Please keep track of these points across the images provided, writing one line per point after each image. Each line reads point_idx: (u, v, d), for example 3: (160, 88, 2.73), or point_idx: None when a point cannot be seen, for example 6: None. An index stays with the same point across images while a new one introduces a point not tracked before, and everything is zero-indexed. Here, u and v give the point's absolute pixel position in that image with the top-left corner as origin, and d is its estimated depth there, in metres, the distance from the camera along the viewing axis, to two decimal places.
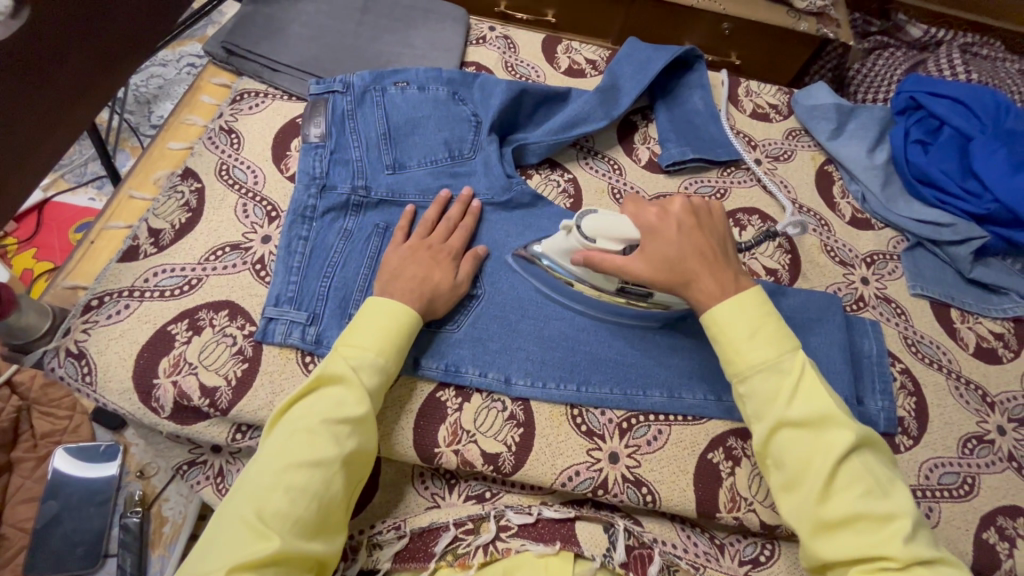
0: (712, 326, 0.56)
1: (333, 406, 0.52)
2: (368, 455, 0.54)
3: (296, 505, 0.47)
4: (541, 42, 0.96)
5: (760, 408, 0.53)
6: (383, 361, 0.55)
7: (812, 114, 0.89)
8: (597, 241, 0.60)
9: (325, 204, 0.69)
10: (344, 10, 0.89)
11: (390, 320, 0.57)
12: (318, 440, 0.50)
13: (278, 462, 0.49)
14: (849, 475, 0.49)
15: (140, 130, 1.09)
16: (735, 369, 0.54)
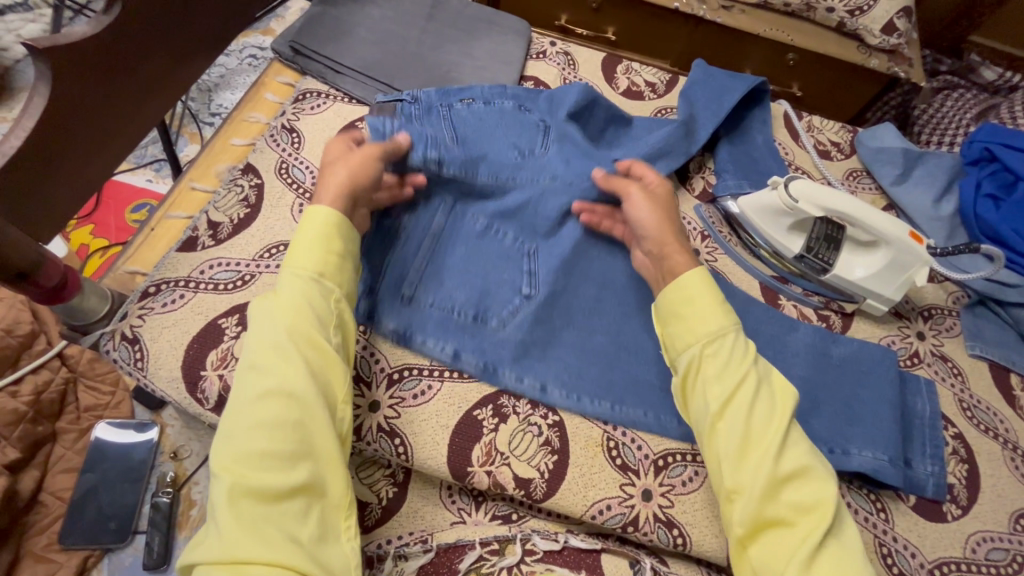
0: (675, 294, 0.59)
1: (274, 336, 0.53)
2: (331, 379, 0.53)
3: (261, 433, 0.48)
4: (601, 61, 0.95)
5: (722, 369, 0.55)
6: (311, 279, 0.55)
7: (877, 156, 0.86)
8: (800, 203, 0.68)
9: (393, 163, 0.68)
10: (410, 17, 0.90)
11: (308, 240, 0.57)
12: (267, 368, 0.51)
13: (241, 401, 0.50)
14: (795, 446, 0.52)
15: (200, 117, 1.11)
16: (697, 334, 0.57)
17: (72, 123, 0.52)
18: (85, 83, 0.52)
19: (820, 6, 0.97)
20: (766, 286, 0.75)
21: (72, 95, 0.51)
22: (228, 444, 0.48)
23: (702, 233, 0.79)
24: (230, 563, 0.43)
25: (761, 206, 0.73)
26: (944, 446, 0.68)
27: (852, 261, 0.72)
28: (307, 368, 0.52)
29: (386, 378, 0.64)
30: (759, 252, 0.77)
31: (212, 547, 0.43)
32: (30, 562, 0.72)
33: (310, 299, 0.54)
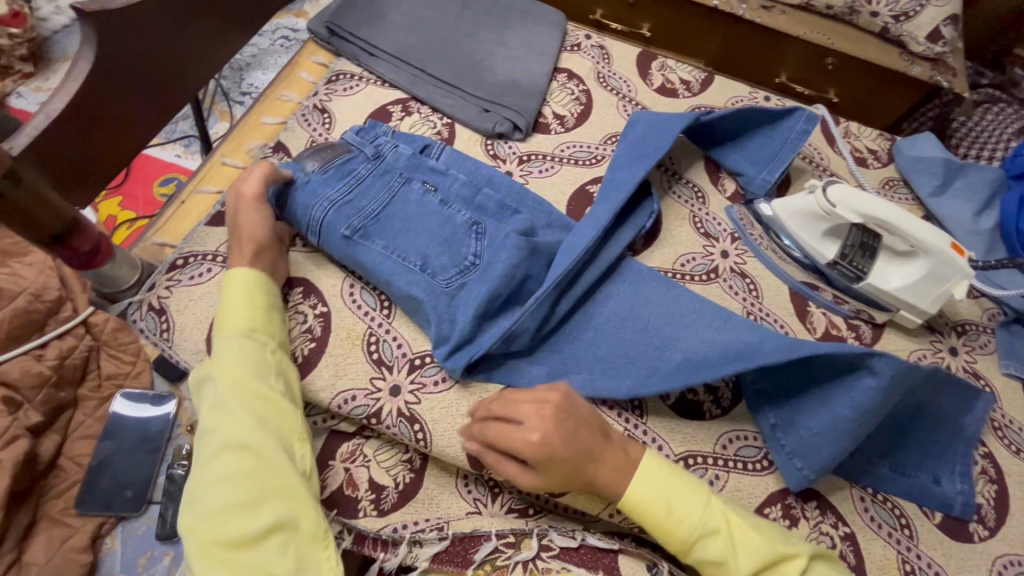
0: (609, 497, 0.53)
1: (215, 405, 0.52)
2: (273, 412, 0.53)
3: (216, 488, 0.48)
4: (636, 56, 0.94)
5: (659, 517, 0.52)
6: (244, 336, 0.56)
7: (916, 166, 0.84)
8: (838, 208, 0.67)
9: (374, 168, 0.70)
10: (446, 3, 0.89)
11: (236, 310, 0.57)
12: (209, 425, 0.51)
13: (196, 473, 0.50)
14: (752, 540, 0.51)
15: (230, 96, 1.12)
16: (625, 501, 0.53)
17: (114, 89, 0.52)
18: (127, 49, 0.52)
19: (863, 10, 0.96)
20: (795, 292, 0.74)
21: (116, 61, 0.51)
22: (194, 503, 0.49)
23: (732, 235, 0.77)
24: None
25: (798, 209, 0.72)
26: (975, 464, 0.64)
27: (888, 269, 0.70)
28: (252, 416, 0.51)
29: (408, 362, 0.64)
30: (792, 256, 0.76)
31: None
32: (45, 525, 0.72)
33: (249, 352, 0.55)
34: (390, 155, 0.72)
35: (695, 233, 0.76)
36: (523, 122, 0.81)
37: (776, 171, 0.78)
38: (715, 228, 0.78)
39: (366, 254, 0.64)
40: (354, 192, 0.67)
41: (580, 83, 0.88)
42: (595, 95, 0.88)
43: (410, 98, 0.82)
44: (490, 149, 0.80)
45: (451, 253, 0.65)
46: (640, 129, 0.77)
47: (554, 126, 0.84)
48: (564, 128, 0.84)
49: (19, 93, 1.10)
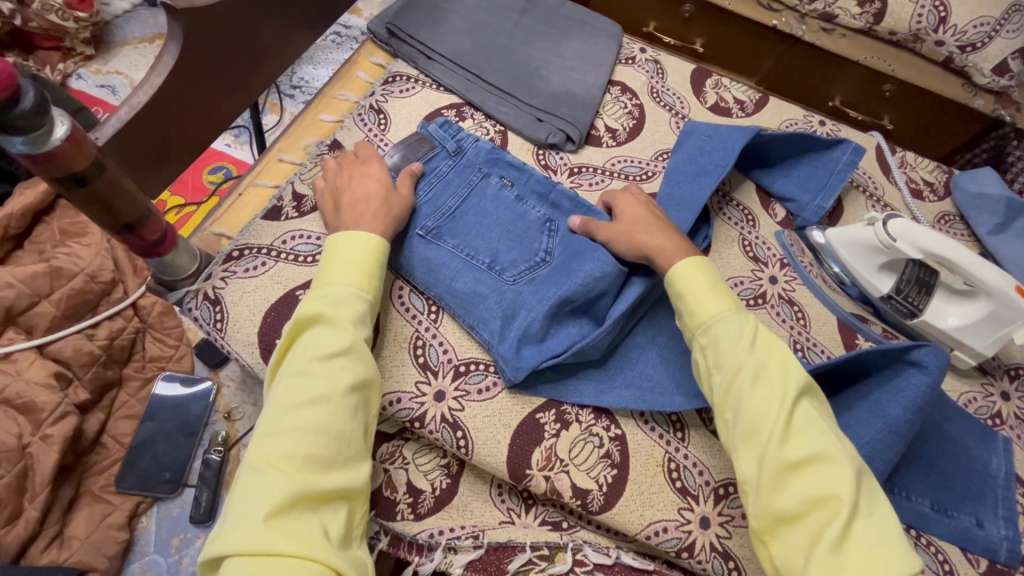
0: (673, 283, 0.58)
1: (318, 345, 0.52)
2: (371, 377, 0.54)
3: (299, 432, 0.47)
4: (691, 73, 0.93)
5: (720, 358, 0.53)
6: (357, 292, 0.56)
7: (975, 202, 0.82)
8: (898, 242, 0.66)
9: (454, 169, 0.72)
10: (504, 9, 0.89)
11: (347, 261, 0.57)
12: (305, 367, 0.50)
13: (274, 410, 0.49)
14: (804, 421, 0.49)
15: (280, 88, 1.14)
16: (695, 318, 0.55)
17: (193, 83, 0.53)
18: (208, 45, 0.53)
19: (928, 38, 0.92)
20: (845, 323, 0.72)
21: (197, 56, 0.52)
22: (265, 439, 0.47)
23: (781, 260, 0.76)
24: (260, 556, 0.41)
25: (854, 240, 0.71)
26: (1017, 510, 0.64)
27: (944, 308, 0.69)
28: (349, 378, 0.51)
29: (451, 369, 0.64)
30: (845, 287, 0.75)
31: (237, 541, 0.41)
32: (87, 500, 0.74)
33: (362, 319, 0.55)
34: (469, 150, 0.74)
35: (743, 257, 0.76)
36: (576, 134, 0.80)
37: (830, 199, 0.77)
38: (764, 252, 0.77)
39: (431, 252, 0.66)
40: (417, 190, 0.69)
41: (633, 97, 0.88)
42: (647, 110, 0.87)
43: (464, 103, 0.83)
44: (541, 158, 0.80)
45: (516, 256, 0.67)
46: (698, 141, 0.76)
47: (605, 139, 0.83)
48: (616, 141, 0.83)
49: (80, 75, 1.13)
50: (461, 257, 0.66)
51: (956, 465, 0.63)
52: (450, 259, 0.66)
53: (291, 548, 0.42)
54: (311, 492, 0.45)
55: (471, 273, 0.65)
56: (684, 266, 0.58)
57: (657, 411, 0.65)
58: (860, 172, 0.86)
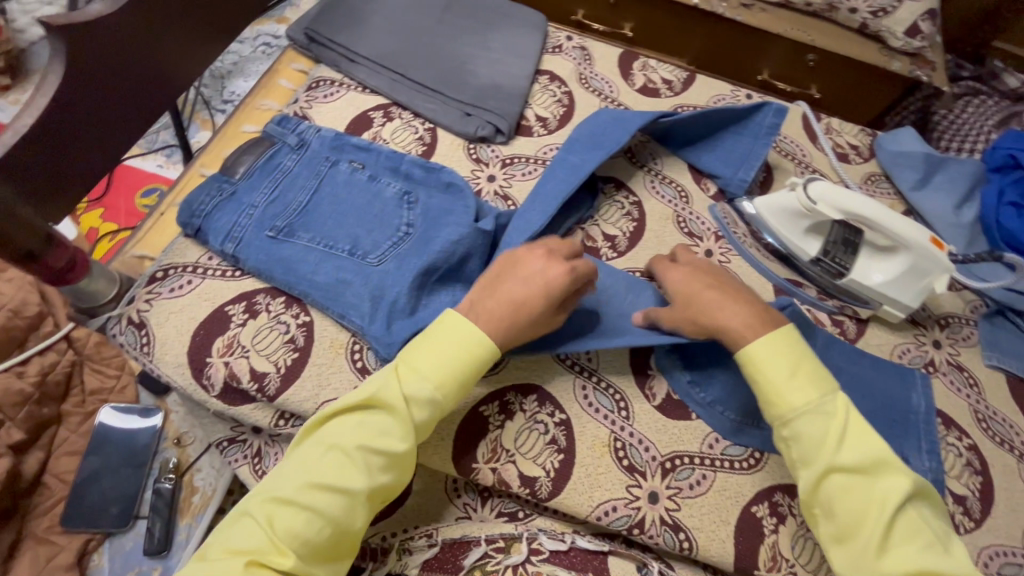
0: (746, 363, 0.54)
1: (372, 433, 0.50)
2: (399, 485, 0.53)
3: (312, 515, 0.48)
4: (618, 57, 0.94)
5: (807, 454, 0.51)
6: (433, 397, 0.51)
7: (897, 160, 0.85)
8: (818, 204, 0.67)
9: (302, 164, 0.72)
10: (425, 6, 0.89)
11: (442, 353, 0.52)
12: (348, 453, 0.50)
13: (298, 477, 0.49)
14: (906, 527, 0.48)
15: (212, 104, 1.11)
16: (776, 409, 0.52)
17: (86, 104, 0.52)
18: (99, 64, 0.52)
19: (842, 6, 0.97)
20: (782, 289, 0.74)
21: (86, 75, 0.51)
22: (277, 505, 0.48)
23: (716, 234, 0.77)
24: None
25: (780, 207, 0.73)
26: (950, 453, 0.66)
27: (869, 265, 0.71)
28: (372, 475, 0.50)
29: None
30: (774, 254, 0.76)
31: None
32: (31, 544, 0.72)
33: (428, 424, 0.52)
34: (312, 141, 0.74)
35: (679, 233, 0.77)
36: (505, 126, 0.80)
37: (751, 170, 0.79)
38: (699, 226, 0.78)
39: (294, 250, 0.65)
40: (281, 187, 0.69)
41: (562, 84, 0.88)
42: (577, 96, 0.88)
43: (391, 104, 0.82)
44: (473, 153, 0.80)
45: (378, 241, 0.68)
46: (602, 121, 0.76)
47: (536, 129, 0.84)
48: (547, 130, 0.84)
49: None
50: (382, 257, 0.66)
51: (874, 406, 0.64)
52: (347, 254, 0.66)
53: None
54: None
55: (390, 270, 0.64)
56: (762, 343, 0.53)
57: (601, 391, 0.65)
58: (787, 141, 0.88)
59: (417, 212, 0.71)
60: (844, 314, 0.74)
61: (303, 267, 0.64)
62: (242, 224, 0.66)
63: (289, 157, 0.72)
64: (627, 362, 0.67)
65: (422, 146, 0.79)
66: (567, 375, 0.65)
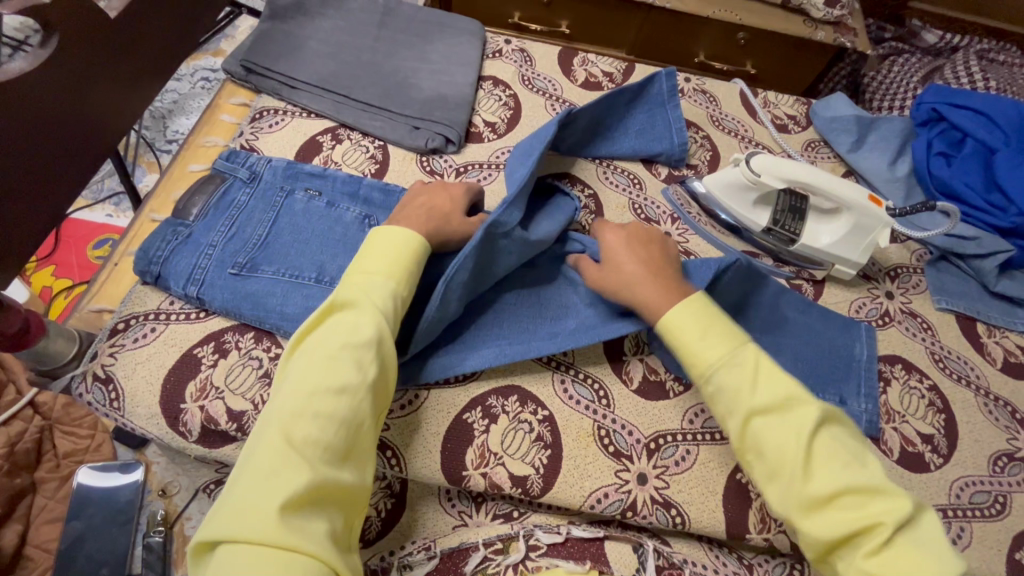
0: (665, 328, 0.56)
1: (349, 331, 0.51)
2: (390, 377, 0.53)
3: (318, 419, 0.46)
4: (557, 55, 0.96)
5: (729, 402, 0.52)
6: (391, 284, 0.55)
7: (832, 126, 0.89)
8: (761, 176, 0.70)
9: (257, 196, 0.71)
10: (361, 26, 0.89)
11: (382, 260, 0.56)
12: (327, 353, 0.50)
13: (293, 393, 0.48)
14: (826, 451, 0.48)
15: (156, 145, 1.09)
16: (693, 363, 0.54)
17: (17, 164, 0.51)
18: (25, 122, 0.51)
19: None
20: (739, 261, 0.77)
21: (14, 134, 0.50)
22: (286, 424, 0.46)
23: (672, 216, 0.80)
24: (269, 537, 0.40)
25: (725, 183, 0.75)
26: (912, 396, 0.70)
27: (817, 229, 0.74)
28: (360, 365, 0.50)
29: None
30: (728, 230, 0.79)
31: (251, 529, 0.40)
32: None
33: (393, 311, 0.54)
34: (264, 173, 0.74)
35: (636, 220, 0.79)
36: (454, 135, 0.81)
37: (683, 149, 0.83)
38: (654, 211, 0.80)
39: (258, 284, 0.64)
40: (239, 222, 0.69)
41: (506, 88, 0.90)
42: (522, 98, 0.89)
43: (338, 126, 0.82)
44: (426, 165, 0.81)
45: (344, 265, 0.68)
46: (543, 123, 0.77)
47: (486, 134, 0.85)
48: (496, 134, 0.85)
49: None
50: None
51: (835, 362, 0.69)
52: (313, 281, 0.66)
53: (292, 540, 0.40)
54: (327, 485, 0.44)
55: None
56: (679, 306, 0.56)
57: (579, 382, 0.67)
58: (728, 118, 0.91)
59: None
60: (800, 278, 0.77)
61: (271, 301, 0.64)
62: (202, 265, 0.65)
63: (241, 192, 0.71)
64: (602, 351, 0.69)
65: (374, 164, 0.79)
66: (545, 372, 0.67)
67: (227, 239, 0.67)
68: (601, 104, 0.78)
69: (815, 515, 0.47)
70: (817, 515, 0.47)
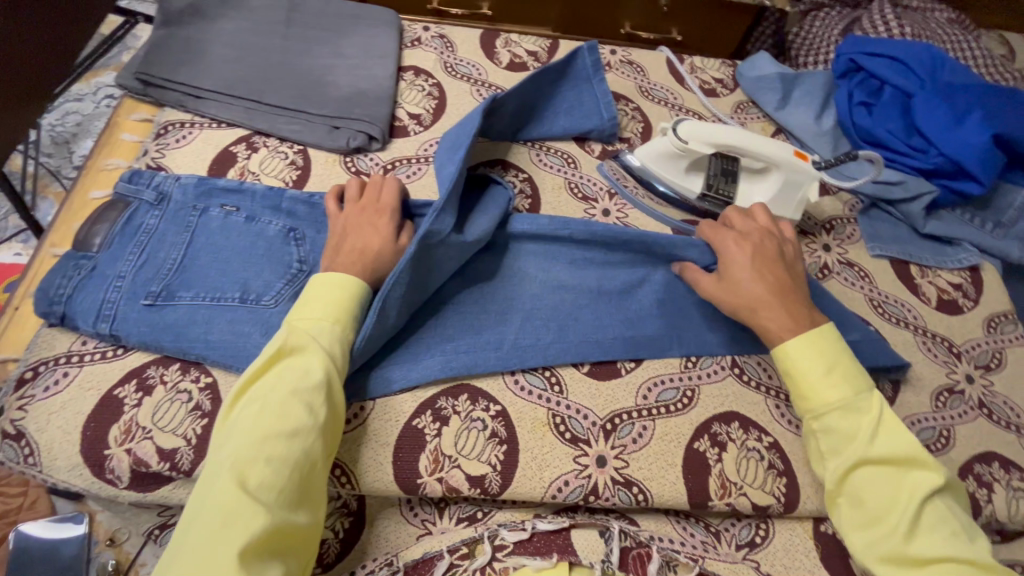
0: (783, 362, 0.60)
1: (298, 374, 0.50)
2: (339, 417, 0.53)
3: (265, 473, 0.45)
4: (479, 38, 0.93)
5: (838, 446, 0.57)
6: (337, 326, 0.55)
7: (758, 85, 0.91)
8: (689, 142, 0.73)
9: (167, 218, 0.67)
10: (268, 25, 0.84)
11: (326, 299, 0.56)
12: (272, 403, 0.48)
13: (241, 441, 0.46)
14: (934, 518, 0.53)
15: (62, 173, 1.02)
16: (809, 405, 0.58)
17: None
18: None
19: None
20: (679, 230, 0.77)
21: None
22: (234, 482, 0.44)
23: (609, 192, 0.79)
24: None
25: (657, 155, 0.77)
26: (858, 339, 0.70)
27: (750, 190, 0.77)
28: (310, 410, 0.49)
29: None
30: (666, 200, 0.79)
31: None
32: None
33: (339, 353, 0.54)
34: (172, 192, 0.68)
35: (574, 199, 0.77)
36: (377, 132, 0.78)
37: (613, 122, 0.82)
38: (591, 189, 0.79)
39: (176, 314, 0.60)
40: (149, 249, 0.64)
41: (429, 78, 0.87)
42: (446, 87, 0.86)
43: (252, 134, 0.78)
44: (351, 165, 0.77)
45: (269, 282, 0.64)
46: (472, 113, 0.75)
47: (412, 128, 0.82)
48: (423, 126, 0.82)
49: None
50: (277, 298, 0.63)
51: None
52: (238, 301, 0.62)
53: None
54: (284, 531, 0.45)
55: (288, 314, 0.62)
56: (792, 343, 0.60)
57: (530, 372, 0.65)
58: (657, 88, 0.90)
59: (308, 247, 0.68)
60: None
61: (193, 329, 0.60)
62: (112, 299, 0.60)
63: (150, 216, 0.67)
64: None
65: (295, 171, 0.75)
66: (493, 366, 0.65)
67: (137, 268, 0.62)
68: (525, 85, 0.76)
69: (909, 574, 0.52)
70: (911, 573, 0.52)
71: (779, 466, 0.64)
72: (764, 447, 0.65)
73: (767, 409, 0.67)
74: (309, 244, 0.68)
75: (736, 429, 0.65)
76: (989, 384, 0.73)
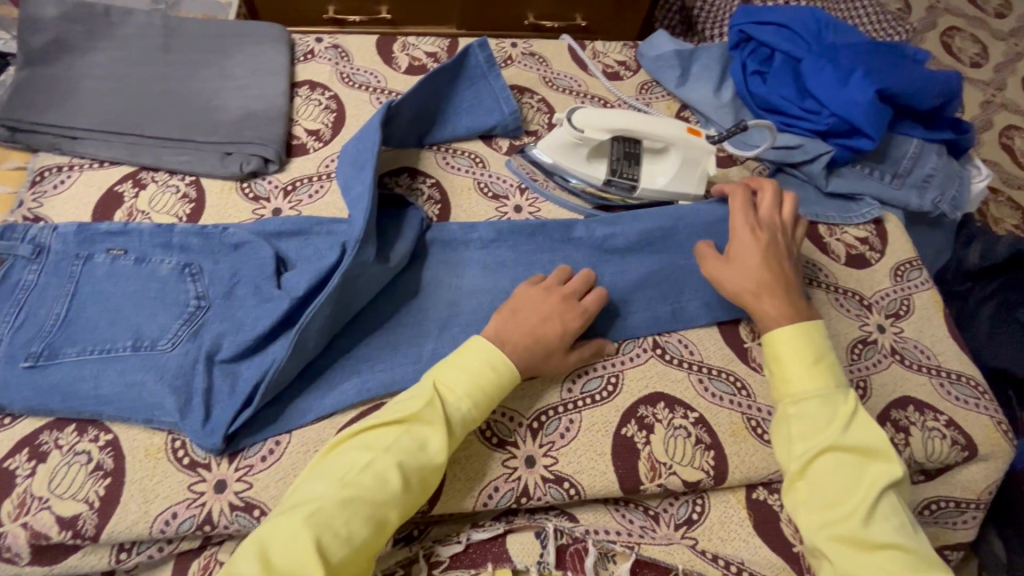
0: (770, 348, 0.77)
1: (407, 451, 0.70)
2: (432, 482, 0.73)
3: (347, 510, 0.65)
4: (376, 46, 1.10)
5: (809, 432, 0.71)
6: (458, 404, 0.74)
7: (658, 64, 1.11)
8: (589, 129, 0.90)
9: (48, 275, 0.80)
10: (146, 53, 0.99)
11: (472, 366, 0.76)
12: (359, 463, 0.68)
13: (332, 491, 0.66)
14: (886, 508, 0.67)
15: None
16: (789, 391, 0.74)
17: None
18: None
19: None
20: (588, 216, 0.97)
21: None
22: (315, 523, 0.64)
23: (519, 187, 0.99)
24: None
25: (562, 150, 0.95)
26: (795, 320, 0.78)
27: (653, 170, 0.97)
28: (405, 477, 0.69)
29: (229, 456, 0.76)
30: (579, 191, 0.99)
31: None
32: None
33: (425, 444, 0.71)
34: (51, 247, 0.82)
35: (485, 200, 0.98)
36: (272, 154, 0.93)
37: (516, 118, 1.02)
38: (501, 188, 0.99)
39: (57, 372, 0.74)
40: (29, 306, 0.78)
41: (324, 90, 1.04)
42: (342, 97, 1.03)
43: None
44: None
45: (159, 328, 0.78)
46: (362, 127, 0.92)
47: (311, 144, 0.99)
48: (320, 141, 0.99)
49: None
50: (173, 341, 0.78)
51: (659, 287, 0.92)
52: (131, 350, 0.77)
53: None
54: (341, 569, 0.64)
55: (183, 356, 0.77)
56: (784, 331, 0.77)
57: None
58: (561, 77, 1.10)
59: (204, 281, 0.83)
60: None
61: (82, 386, 0.74)
62: None
63: (30, 271, 0.80)
64: None
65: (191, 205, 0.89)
66: None
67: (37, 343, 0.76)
68: (416, 92, 0.95)
69: (873, 550, 0.65)
70: (860, 556, 0.65)
71: (706, 440, 0.83)
72: (690, 422, 0.84)
73: (691, 384, 0.87)
74: (205, 278, 0.83)
75: (661, 408, 0.84)
76: (897, 331, 0.95)
